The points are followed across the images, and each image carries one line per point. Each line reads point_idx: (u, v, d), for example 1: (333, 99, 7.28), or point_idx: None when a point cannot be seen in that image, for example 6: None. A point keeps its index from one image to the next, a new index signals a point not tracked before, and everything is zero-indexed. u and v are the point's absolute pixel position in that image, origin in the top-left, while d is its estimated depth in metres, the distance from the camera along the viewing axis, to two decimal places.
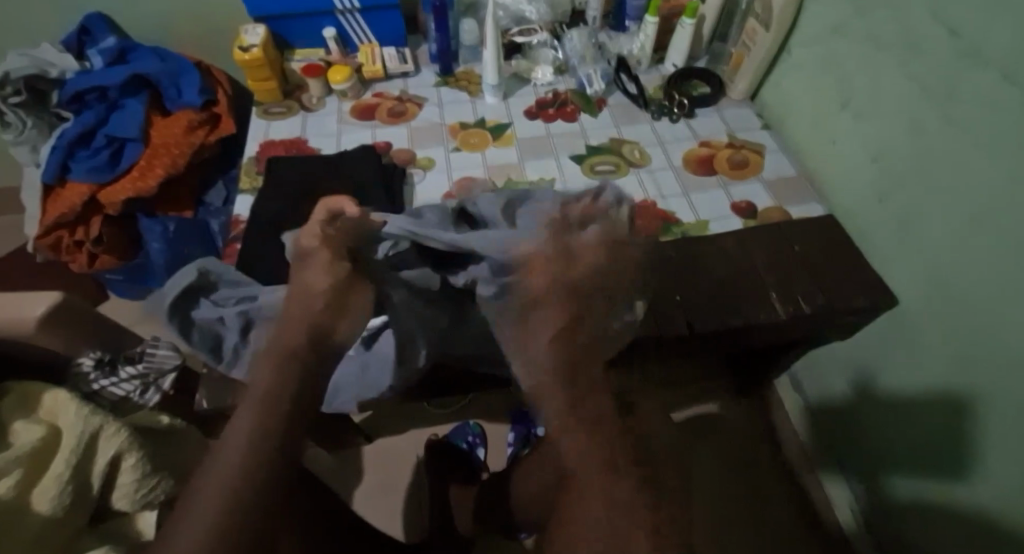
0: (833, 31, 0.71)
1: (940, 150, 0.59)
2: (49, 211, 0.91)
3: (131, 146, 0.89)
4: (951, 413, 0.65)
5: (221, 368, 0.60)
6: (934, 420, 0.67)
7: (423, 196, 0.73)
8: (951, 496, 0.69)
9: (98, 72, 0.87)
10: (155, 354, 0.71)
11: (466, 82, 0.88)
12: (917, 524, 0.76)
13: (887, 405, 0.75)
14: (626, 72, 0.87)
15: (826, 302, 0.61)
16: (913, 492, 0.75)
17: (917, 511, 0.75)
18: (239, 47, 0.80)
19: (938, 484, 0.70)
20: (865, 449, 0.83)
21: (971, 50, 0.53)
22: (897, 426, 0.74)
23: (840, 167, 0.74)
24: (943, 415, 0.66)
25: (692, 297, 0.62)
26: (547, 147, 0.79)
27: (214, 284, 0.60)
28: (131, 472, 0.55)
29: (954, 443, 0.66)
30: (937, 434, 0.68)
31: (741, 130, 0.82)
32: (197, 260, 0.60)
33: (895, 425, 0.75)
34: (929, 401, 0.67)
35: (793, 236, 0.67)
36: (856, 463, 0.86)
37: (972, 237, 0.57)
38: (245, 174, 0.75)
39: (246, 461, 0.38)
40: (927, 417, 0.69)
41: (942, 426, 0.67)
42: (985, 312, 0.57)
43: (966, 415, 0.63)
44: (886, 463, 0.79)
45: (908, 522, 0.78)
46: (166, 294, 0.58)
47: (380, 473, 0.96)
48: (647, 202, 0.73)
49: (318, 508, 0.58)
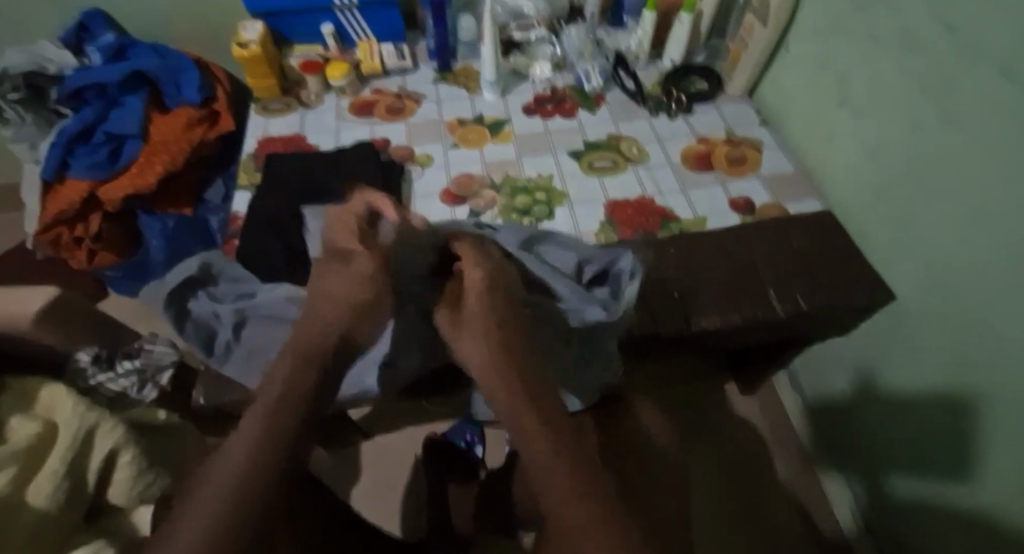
0: (831, 27, 0.71)
1: (938, 147, 0.58)
2: (48, 208, 0.90)
3: (130, 143, 0.89)
4: (952, 411, 0.64)
5: (210, 362, 0.59)
6: (934, 418, 0.67)
7: (422, 192, 0.73)
8: (950, 493, 0.69)
9: (96, 69, 0.88)
10: (152, 350, 0.72)
11: (464, 79, 0.88)
12: (917, 523, 0.76)
13: (887, 403, 0.75)
14: (625, 68, 0.86)
15: (824, 300, 0.61)
16: (912, 490, 0.75)
17: (916, 509, 0.75)
18: (237, 43, 0.80)
19: (938, 482, 0.70)
20: (864, 448, 0.83)
21: (969, 46, 0.53)
22: (898, 424, 0.74)
23: (839, 164, 0.73)
24: (942, 412, 0.66)
25: (689, 293, 0.62)
26: (545, 144, 0.79)
27: (215, 278, 0.62)
28: (128, 468, 0.55)
29: (955, 441, 0.66)
30: (936, 432, 0.68)
31: (740, 127, 0.82)
32: (201, 255, 0.63)
33: (896, 423, 0.75)
34: (929, 399, 0.67)
35: (791, 233, 0.67)
36: (855, 460, 0.86)
37: (971, 234, 0.56)
38: (243, 170, 0.75)
39: (260, 459, 0.38)
40: (927, 415, 0.68)
41: (940, 424, 0.67)
42: (984, 310, 0.57)
43: (965, 412, 0.63)
44: (885, 461, 0.79)
45: (907, 520, 0.78)
46: (168, 285, 0.60)
47: (379, 471, 0.96)
48: (646, 199, 0.72)
49: (310, 512, 0.57)
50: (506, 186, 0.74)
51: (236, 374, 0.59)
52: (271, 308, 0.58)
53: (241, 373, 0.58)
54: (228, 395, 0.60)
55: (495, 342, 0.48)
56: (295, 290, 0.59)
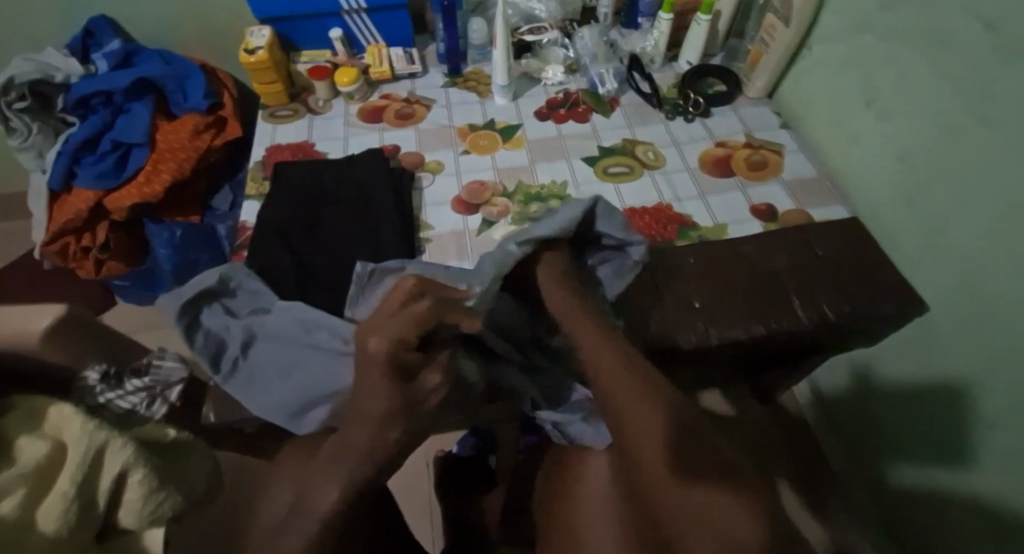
0: (856, 26, 0.69)
1: (975, 151, 0.56)
2: (56, 217, 0.90)
3: (136, 151, 0.88)
4: (965, 400, 0.63)
5: (217, 380, 0.54)
6: (946, 408, 0.66)
7: (432, 201, 0.72)
8: (956, 481, 0.68)
9: (103, 76, 0.87)
10: (161, 366, 0.66)
11: (475, 83, 0.86)
12: (923, 507, 0.76)
13: (902, 393, 0.73)
14: (640, 70, 0.85)
15: (853, 309, 0.58)
16: (922, 477, 0.74)
17: (926, 495, 0.74)
18: (245, 49, 0.79)
19: (950, 470, 0.68)
20: (869, 434, 0.83)
21: (1008, 48, 0.50)
22: (909, 413, 0.73)
23: (863, 166, 0.71)
24: (953, 404, 0.65)
25: (712, 304, 0.59)
26: (559, 150, 0.77)
27: (233, 290, 0.58)
28: (137, 489, 0.51)
29: (961, 427, 0.65)
30: (947, 422, 0.67)
31: (760, 130, 0.80)
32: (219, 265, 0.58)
33: (905, 411, 0.73)
34: (945, 395, 0.66)
35: (816, 239, 0.64)
36: (861, 446, 0.85)
37: (1006, 240, 0.54)
38: (252, 179, 0.74)
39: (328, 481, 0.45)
40: (937, 405, 0.67)
41: (949, 411, 0.66)
42: (1015, 317, 0.55)
43: (975, 405, 0.62)
44: (894, 451, 0.78)
45: (918, 505, 0.77)
46: (185, 292, 0.55)
47: (404, 485, 0.97)
48: (663, 206, 0.71)
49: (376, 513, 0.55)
50: (519, 194, 0.72)
51: (248, 391, 0.54)
52: (293, 324, 0.55)
53: (258, 392, 0.54)
54: (262, 410, 0.53)
55: (580, 323, 0.52)
56: (311, 313, 0.55)
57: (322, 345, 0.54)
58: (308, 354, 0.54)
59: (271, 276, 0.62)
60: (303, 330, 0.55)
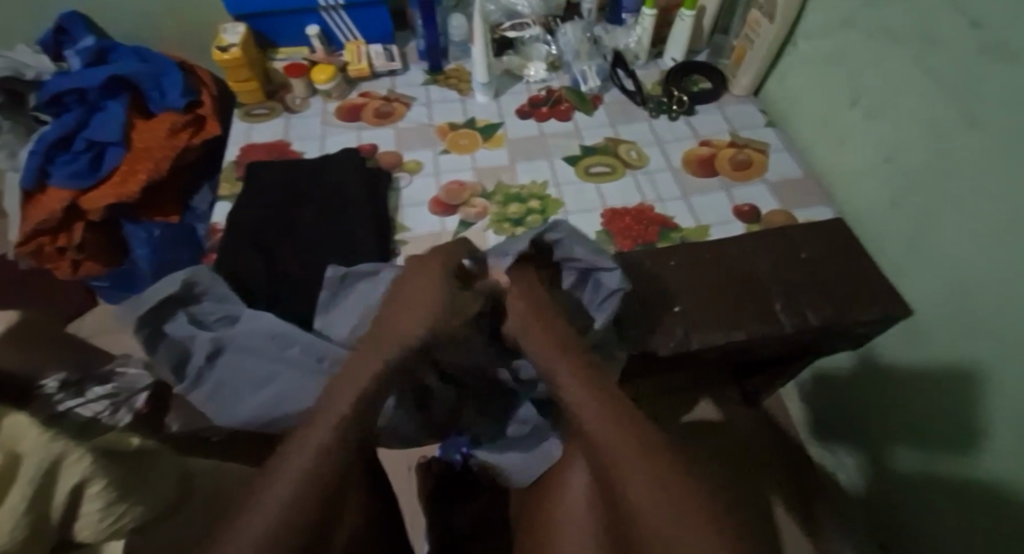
0: (842, 22, 0.67)
1: (962, 152, 0.55)
2: (27, 215, 0.87)
3: (112, 150, 0.86)
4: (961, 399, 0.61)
5: (181, 390, 0.52)
6: (943, 399, 0.64)
7: (409, 202, 0.70)
8: (957, 475, 0.65)
9: (76, 74, 0.84)
10: (124, 373, 0.69)
11: (456, 80, 0.84)
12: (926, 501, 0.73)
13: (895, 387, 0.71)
14: (623, 67, 0.83)
15: (838, 315, 0.56)
16: (920, 465, 0.71)
17: (923, 485, 0.72)
18: (218, 46, 0.77)
19: (951, 460, 0.65)
20: (863, 421, 0.80)
21: (994, 45, 0.49)
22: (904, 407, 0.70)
23: (850, 167, 0.70)
24: (951, 396, 0.62)
25: (692, 310, 0.57)
26: (540, 148, 0.76)
27: (198, 295, 0.54)
28: (100, 498, 0.35)
29: (961, 418, 0.62)
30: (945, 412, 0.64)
31: (745, 129, 0.78)
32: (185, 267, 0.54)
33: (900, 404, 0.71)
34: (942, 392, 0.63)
35: (800, 242, 0.62)
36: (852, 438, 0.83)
37: (994, 243, 0.53)
38: (225, 179, 0.72)
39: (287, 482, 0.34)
40: (935, 396, 0.65)
41: (948, 402, 0.63)
42: (1006, 323, 0.53)
43: (971, 406, 0.60)
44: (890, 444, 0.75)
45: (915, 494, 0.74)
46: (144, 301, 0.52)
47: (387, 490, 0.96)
48: (645, 207, 0.69)
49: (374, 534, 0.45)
50: (498, 194, 0.70)
51: (215, 400, 0.53)
52: (263, 337, 0.53)
53: (226, 402, 0.53)
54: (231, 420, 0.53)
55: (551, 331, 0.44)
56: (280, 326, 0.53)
57: (294, 361, 0.52)
58: (279, 367, 0.52)
59: (240, 282, 0.60)
60: (273, 344, 0.53)
